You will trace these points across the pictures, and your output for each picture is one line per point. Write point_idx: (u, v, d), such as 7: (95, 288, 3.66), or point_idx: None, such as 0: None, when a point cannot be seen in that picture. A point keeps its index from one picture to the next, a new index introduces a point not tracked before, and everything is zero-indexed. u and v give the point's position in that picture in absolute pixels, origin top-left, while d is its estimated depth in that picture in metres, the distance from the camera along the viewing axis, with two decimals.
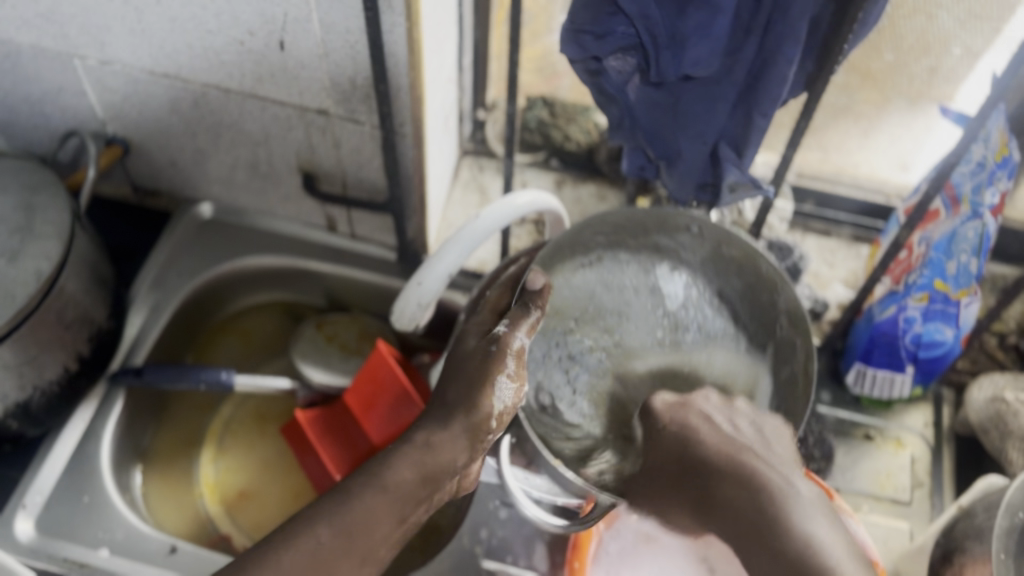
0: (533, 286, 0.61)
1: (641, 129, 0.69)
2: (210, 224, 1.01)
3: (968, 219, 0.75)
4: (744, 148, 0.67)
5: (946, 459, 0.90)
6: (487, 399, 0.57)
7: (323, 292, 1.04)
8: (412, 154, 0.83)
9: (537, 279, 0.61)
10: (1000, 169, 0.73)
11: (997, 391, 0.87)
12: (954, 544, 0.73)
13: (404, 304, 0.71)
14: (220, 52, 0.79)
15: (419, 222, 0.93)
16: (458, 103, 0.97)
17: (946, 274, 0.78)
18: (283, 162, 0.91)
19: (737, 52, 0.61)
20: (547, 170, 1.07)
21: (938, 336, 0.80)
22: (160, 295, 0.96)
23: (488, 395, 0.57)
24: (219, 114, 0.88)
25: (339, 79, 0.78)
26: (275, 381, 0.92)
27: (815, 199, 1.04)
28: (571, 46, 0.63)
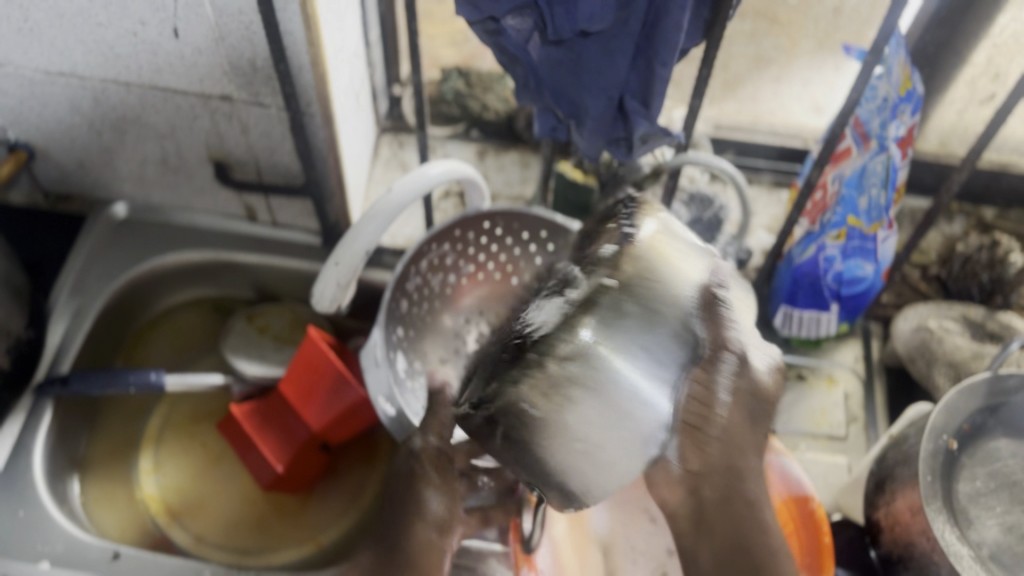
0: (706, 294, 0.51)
1: (546, 88, 0.69)
2: (127, 225, 0.99)
3: (875, 153, 0.77)
4: (649, 101, 0.67)
5: (877, 391, 0.92)
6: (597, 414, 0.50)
7: (250, 284, 1.03)
8: (323, 134, 0.82)
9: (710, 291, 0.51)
10: (904, 103, 0.74)
11: (921, 321, 0.90)
12: (885, 472, 0.74)
13: (323, 287, 0.71)
14: (113, 46, 0.77)
15: (340, 203, 0.92)
16: (371, 80, 0.96)
17: (859, 210, 0.80)
18: (194, 153, 0.89)
19: (630, 4, 0.61)
20: (468, 141, 1.06)
21: (859, 272, 0.83)
22: (81, 300, 0.93)
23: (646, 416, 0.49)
24: (122, 109, 0.85)
25: (239, 62, 0.76)
26: (208, 378, 0.91)
27: (735, 149, 1.04)
28: (466, 8, 0.63)
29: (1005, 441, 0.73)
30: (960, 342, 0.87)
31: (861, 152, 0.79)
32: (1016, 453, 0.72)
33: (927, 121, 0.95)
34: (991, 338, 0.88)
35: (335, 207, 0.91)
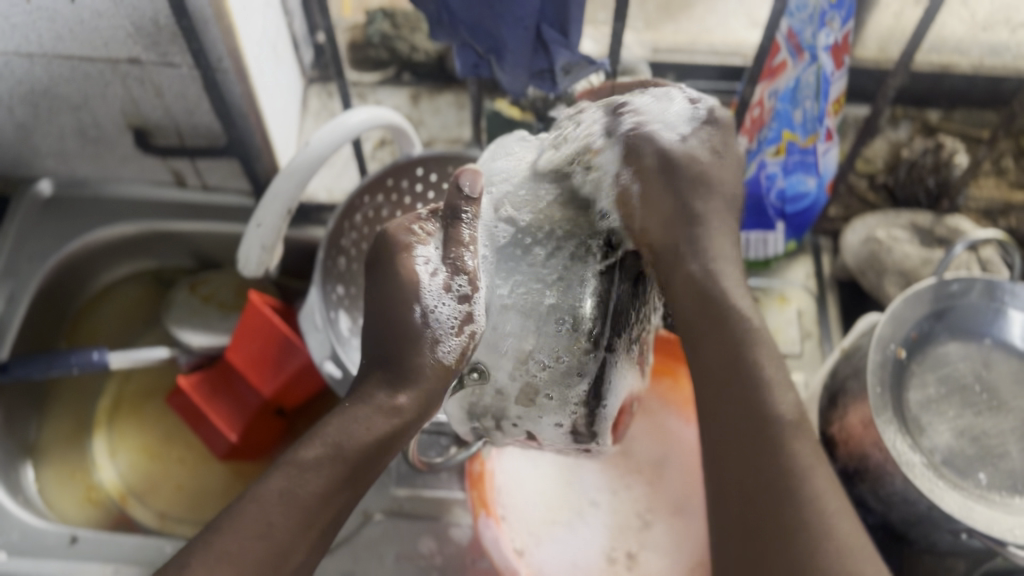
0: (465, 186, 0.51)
1: (461, 24, 0.66)
2: (54, 202, 0.95)
3: (807, 64, 0.75)
4: (567, 28, 0.64)
5: (831, 306, 0.92)
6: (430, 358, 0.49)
7: (190, 252, 1.00)
8: (240, 91, 0.78)
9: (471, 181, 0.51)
10: (834, 10, 0.71)
11: (869, 231, 0.89)
12: (838, 386, 0.74)
13: (248, 250, 0.69)
14: (7, 15, 0.73)
15: (269, 160, 0.88)
16: (291, 30, 0.92)
17: (794, 123, 0.79)
18: (111, 122, 0.86)
19: None
20: (400, 86, 1.02)
21: (802, 187, 0.83)
22: (14, 284, 0.90)
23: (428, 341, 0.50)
24: (28, 82, 0.81)
25: (141, 22, 0.73)
26: (152, 352, 0.89)
27: (675, 72, 1.01)
28: None
29: (954, 344, 0.73)
30: (909, 249, 0.87)
31: (794, 65, 0.76)
32: (965, 355, 0.72)
33: (864, 26, 0.92)
34: (940, 243, 0.87)
35: (264, 165, 0.88)
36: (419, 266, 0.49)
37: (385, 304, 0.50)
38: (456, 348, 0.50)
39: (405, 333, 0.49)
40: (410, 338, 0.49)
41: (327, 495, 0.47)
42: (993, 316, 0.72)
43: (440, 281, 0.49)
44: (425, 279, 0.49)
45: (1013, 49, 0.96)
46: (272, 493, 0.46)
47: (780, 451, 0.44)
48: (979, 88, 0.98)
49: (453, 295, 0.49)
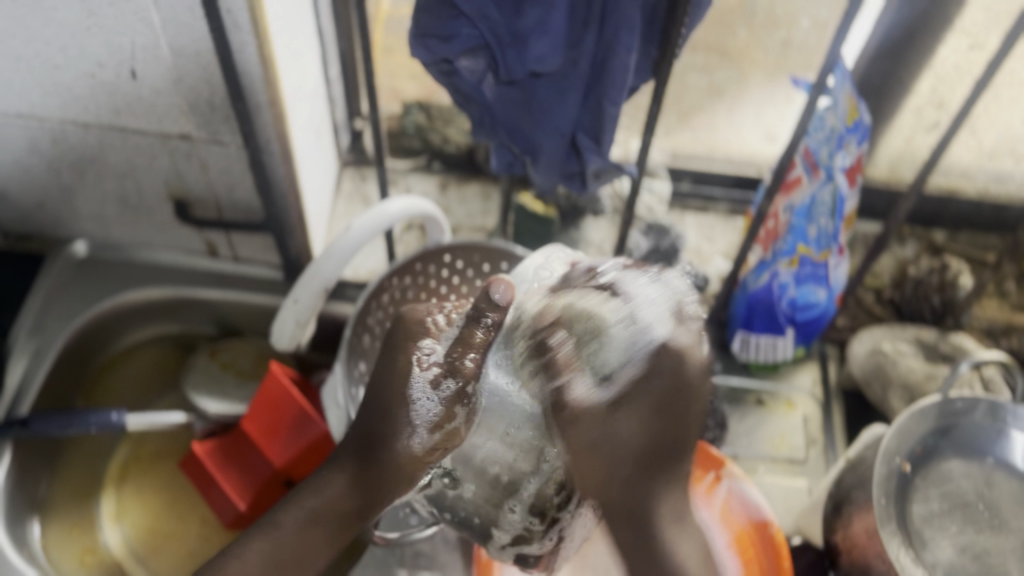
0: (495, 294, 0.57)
1: (501, 126, 0.70)
2: (87, 263, 0.98)
3: (823, 183, 0.79)
4: (601, 137, 0.68)
5: (835, 415, 0.94)
6: (405, 443, 0.57)
7: (213, 319, 1.03)
8: (283, 171, 0.83)
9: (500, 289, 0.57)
10: (851, 133, 0.77)
11: (875, 344, 0.92)
12: (843, 494, 0.76)
13: (282, 324, 0.72)
14: (71, 87, 0.77)
15: (301, 238, 0.92)
16: (332, 116, 0.97)
17: (809, 237, 0.82)
18: (153, 191, 0.90)
19: (579, 45, 0.63)
20: (430, 174, 1.07)
21: (813, 297, 0.85)
22: (41, 340, 0.92)
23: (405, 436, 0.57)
24: (80, 149, 0.85)
25: (197, 102, 0.77)
26: (169, 416, 0.91)
27: (692, 177, 1.06)
28: (419, 51, 0.63)
29: (956, 461, 0.74)
30: (913, 364, 0.90)
31: (810, 182, 0.81)
32: (968, 473, 0.74)
33: (877, 149, 0.97)
34: (944, 360, 0.90)
35: (296, 241, 0.92)
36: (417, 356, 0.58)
37: (385, 381, 0.58)
38: (423, 442, 0.58)
39: (387, 400, 0.57)
40: (391, 424, 0.57)
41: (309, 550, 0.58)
42: (995, 435, 0.74)
43: (430, 377, 0.57)
44: (416, 371, 0.57)
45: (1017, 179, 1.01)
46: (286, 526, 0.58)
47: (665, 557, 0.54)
48: (984, 213, 1.02)
49: (438, 393, 0.57)
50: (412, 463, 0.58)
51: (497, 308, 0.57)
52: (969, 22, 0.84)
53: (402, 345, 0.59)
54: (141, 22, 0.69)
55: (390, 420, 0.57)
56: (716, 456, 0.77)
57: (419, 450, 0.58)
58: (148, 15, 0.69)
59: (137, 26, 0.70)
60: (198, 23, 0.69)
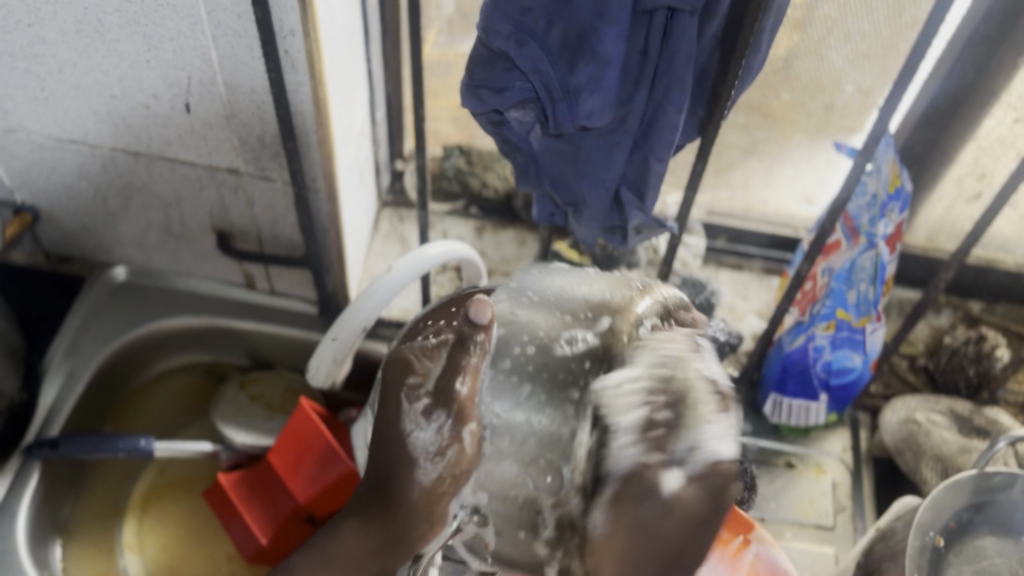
0: (477, 317, 0.49)
1: (546, 176, 0.71)
2: (126, 288, 1.00)
3: (864, 249, 0.80)
4: (644, 192, 0.69)
5: (865, 483, 0.92)
6: (412, 475, 0.49)
7: (245, 350, 1.04)
8: (326, 209, 0.84)
9: (482, 311, 0.50)
10: (892, 201, 0.77)
11: (909, 413, 0.91)
12: (873, 566, 0.74)
13: (319, 361, 0.72)
14: (125, 117, 0.79)
15: (338, 275, 0.93)
16: (375, 156, 0.99)
17: (847, 302, 0.82)
18: (196, 221, 0.91)
19: (629, 103, 0.63)
20: (467, 218, 1.08)
21: (848, 362, 0.84)
22: (75, 362, 0.93)
23: (413, 468, 0.49)
24: (128, 176, 0.87)
25: (247, 137, 0.78)
26: (196, 445, 0.91)
27: (727, 235, 1.10)
28: (472, 100, 0.64)
29: (991, 539, 0.73)
30: (947, 435, 0.88)
31: (850, 247, 0.82)
32: (1002, 552, 0.72)
33: (916, 216, 0.97)
34: (978, 433, 0.89)
35: (333, 278, 0.93)
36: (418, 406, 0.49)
37: (390, 425, 0.50)
38: (432, 472, 0.49)
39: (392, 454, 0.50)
40: (397, 465, 0.50)
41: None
42: None
43: (422, 407, 0.49)
44: (404, 404, 0.50)
45: None
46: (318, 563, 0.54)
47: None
48: (1023, 286, 1.02)
49: (432, 424, 0.49)
50: (427, 500, 0.49)
51: (477, 329, 0.50)
52: (1016, 96, 0.83)
53: (396, 384, 0.51)
54: (200, 58, 0.71)
55: (405, 467, 0.49)
56: (747, 521, 0.76)
57: (434, 483, 0.49)
58: (207, 51, 0.70)
59: (195, 61, 0.71)
60: (255, 61, 0.71)
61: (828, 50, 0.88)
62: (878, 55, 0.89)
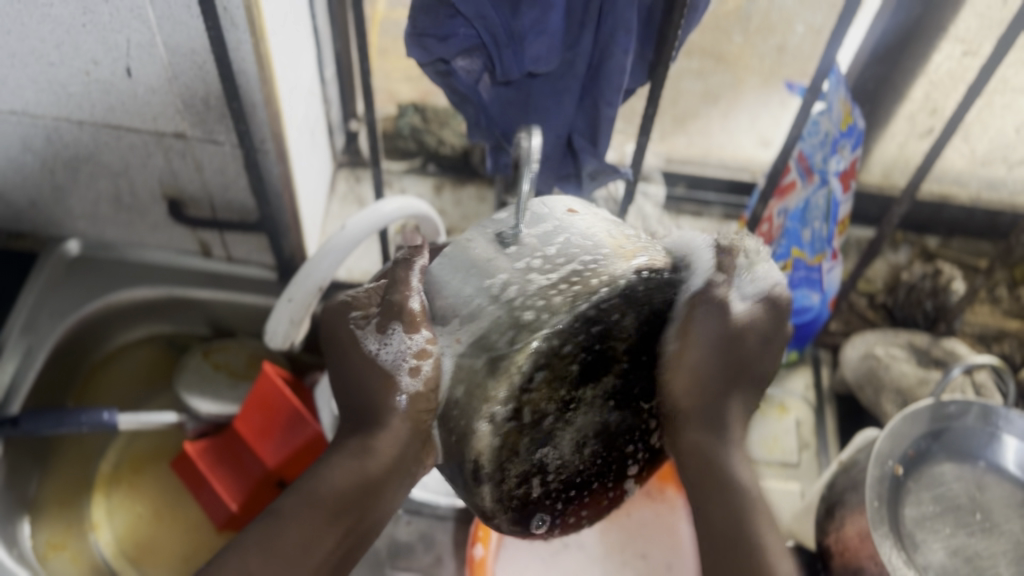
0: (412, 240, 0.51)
1: (497, 127, 0.69)
2: (79, 262, 0.97)
3: (818, 187, 0.80)
4: (596, 138, 0.68)
5: (828, 419, 0.94)
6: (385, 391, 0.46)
7: (206, 320, 1.03)
8: (277, 170, 0.83)
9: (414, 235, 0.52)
10: (845, 138, 0.77)
11: (868, 348, 0.92)
12: (835, 498, 0.75)
13: (275, 323, 0.72)
14: (65, 85, 0.77)
15: (295, 238, 0.92)
16: (327, 116, 0.97)
17: (803, 241, 0.83)
18: (146, 190, 0.89)
19: (575, 46, 0.63)
20: (425, 175, 1.08)
21: (807, 301, 0.85)
22: (32, 339, 0.91)
23: (386, 384, 0.46)
24: (73, 147, 0.84)
25: (192, 100, 0.77)
26: (161, 416, 0.90)
27: (686, 182, 1.06)
28: (416, 50, 0.63)
29: (949, 465, 0.75)
30: (906, 368, 0.90)
31: (804, 186, 0.82)
32: (960, 476, 0.74)
33: (870, 154, 0.98)
34: (936, 365, 0.91)
35: (290, 242, 0.92)
36: (354, 324, 0.48)
37: (341, 360, 0.48)
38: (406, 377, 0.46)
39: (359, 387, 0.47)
40: (362, 389, 0.46)
41: (313, 544, 0.44)
42: (987, 440, 0.75)
43: (375, 327, 0.47)
44: (365, 334, 0.47)
45: (1010, 186, 1.00)
46: (281, 538, 0.43)
47: (726, 470, 0.47)
48: (976, 220, 1.03)
49: (397, 337, 0.46)
50: (412, 420, 0.46)
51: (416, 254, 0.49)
52: (962, 28, 0.84)
53: (339, 328, 0.48)
54: (137, 20, 0.69)
55: (366, 390, 0.47)
56: None
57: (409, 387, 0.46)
58: (144, 12, 0.68)
59: (133, 23, 0.69)
60: (193, 20, 0.69)
61: None
62: None
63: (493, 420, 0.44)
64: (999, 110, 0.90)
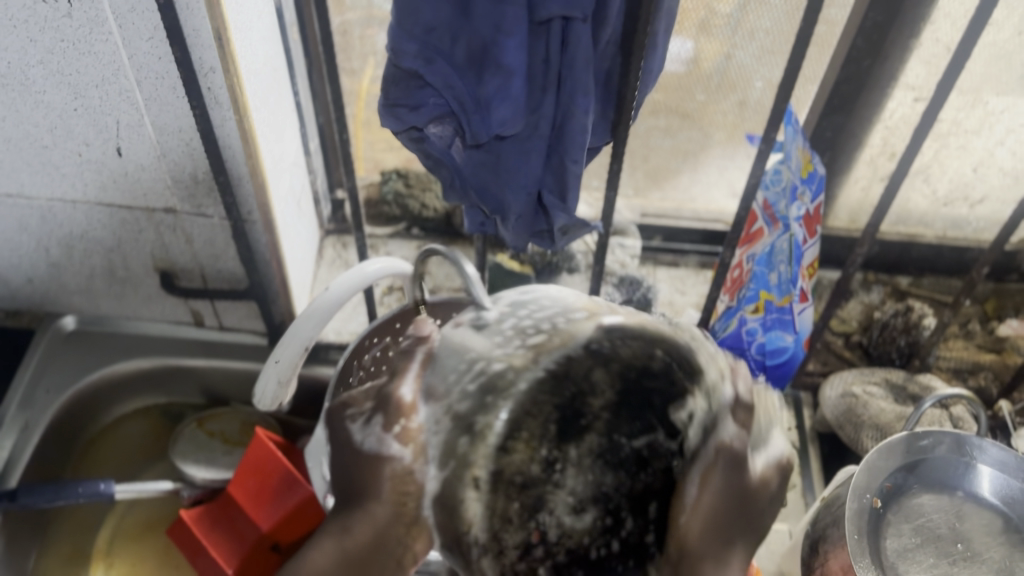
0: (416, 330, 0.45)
1: (471, 188, 0.73)
2: (75, 336, 1.00)
3: (782, 232, 0.83)
4: (565, 195, 0.71)
5: (812, 459, 0.96)
6: (386, 468, 0.39)
7: (199, 389, 1.05)
8: (264, 239, 0.86)
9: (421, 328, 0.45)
10: (806, 184, 0.80)
11: (846, 387, 0.95)
12: (818, 534, 0.77)
13: (264, 385, 0.70)
14: (59, 166, 0.80)
15: (285, 304, 0.95)
16: (313, 185, 1.02)
17: (770, 284, 0.86)
18: (139, 264, 0.92)
19: (539, 108, 0.66)
20: (410, 238, 1.12)
21: (780, 342, 0.87)
22: (29, 414, 0.94)
23: (376, 462, 0.39)
24: (68, 225, 0.88)
25: (180, 176, 0.81)
26: (157, 484, 0.92)
27: (662, 235, 1.13)
28: (390, 120, 0.67)
29: (927, 496, 0.76)
30: (883, 405, 0.92)
31: (770, 232, 0.86)
32: (940, 508, 0.76)
33: (836, 199, 1.02)
34: (913, 401, 0.93)
35: (279, 307, 0.95)
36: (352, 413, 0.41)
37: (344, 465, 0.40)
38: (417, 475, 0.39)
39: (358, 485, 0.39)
40: (362, 470, 0.39)
41: None
42: (963, 470, 0.77)
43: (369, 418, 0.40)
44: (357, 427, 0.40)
45: (974, 223, 1.03)
46: None
47: None
48: (945, 258, 1.07)
49: (377, 427, 0.40)
50: (396, 512, 0.38)
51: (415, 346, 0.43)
52: (912, 76, 0.88)
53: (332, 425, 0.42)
54: (126, 102, 0.73)
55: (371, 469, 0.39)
56: None
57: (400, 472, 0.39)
58: (132, 94, 0.73)
59: (122, 105, 0.73)
60: (179, 102, 0.73)
61: (734, 50, 0.91)
62: (783, 50, 0.91)
63: (534, 456, 0.39)
64: (955, 150, 0.94)
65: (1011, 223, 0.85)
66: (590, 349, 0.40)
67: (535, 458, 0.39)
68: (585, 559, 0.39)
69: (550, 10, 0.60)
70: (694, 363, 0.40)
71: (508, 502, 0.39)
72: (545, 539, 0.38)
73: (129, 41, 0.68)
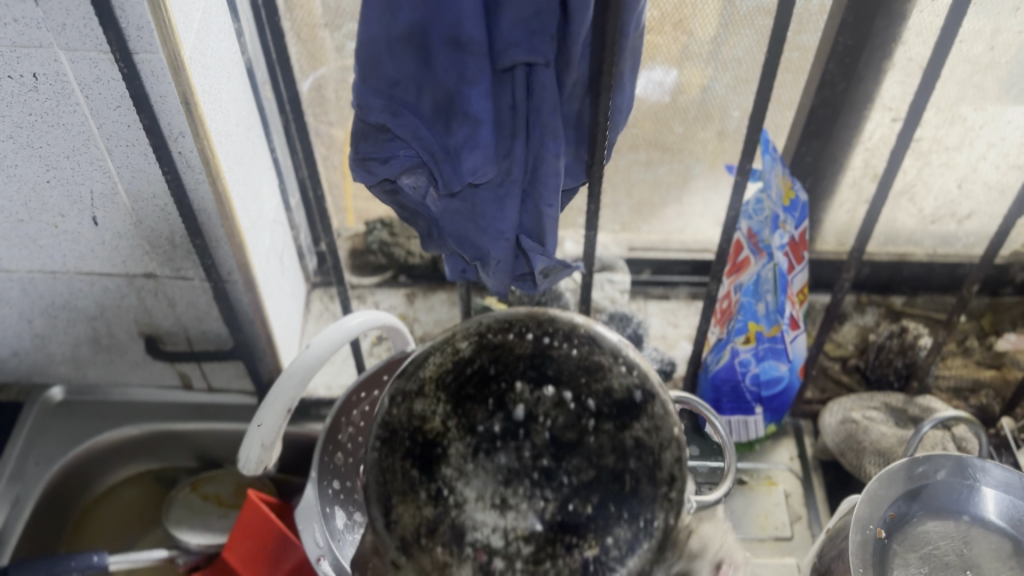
0: None
1: (448, 235, 0.72)
2: (66, 407, 1.00)
3: (766, 261, 0.84)
4: (543, 239, 0.71)
5: (817, 488, 0.95)
6: None
7: (192, 452, 1.04)
8: (246, 299, 0.85)
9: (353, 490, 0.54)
10: (788, 212, 0.79)
11: (846, 413, 0.93)
12: (824, 567, 0.75)
13: (247, 450, 0.64)
14: (35, 239, 0.80)
15: (272, 361, 0.94)
16: (296, 240, 1.01)
17: (759, 315, 0.86)
18: (123, 330, 0.92)
19: (509, 155, 0.65)
20: (397, 286, 1.12)
21: (775, 371, 0.87)
22: (21, 487, 0.93)
23: None
24: (49, 296, 0.87)
25: (157, 241, 0.80)
26: (150, 552, 0.89)
27: (651, 268, 1.16)
28: (361, 173, 0.66)
29: (931, 524, 0.74)
30: (884, 429, 0.90)
31: (756, 261, 0.86)
32: (946, 534, 0.74)
33: (822, 223, 1.01)
34: (914, 423, 0.91)
35: (267, 365, 0.94)
36: None
37: None
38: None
39: None
40: None
41: None
42: (967, 493, 0.75)
43: None
44: None
45: (963, 239, 1.02)
46: None
47: None
48: (937, 274, 1.06)
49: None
50: None
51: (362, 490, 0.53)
52: (889, 97, 0.88)
53: None
54: (98, 171, 0.73)
55: None
56: None
57: None
58: (104, 164, 0.72)
59: (94, 175, 0.73)
60: (151, 168, 0.73)
61: (709, 81, 0.91)
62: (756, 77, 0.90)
63: (421, 512, 0.42)
64: (938, 167, 0.94)
65: (999, 238, 0.84)
66: (433, 408, 0.44)
67: (423, 502, 0.42)
68: (542, 548, 0.40)
69: (512, 57, 0.60)
70: (539, 385, 0.44)
71: (428, 553, 0.41)
72: (491, 550, 0.40)
73: (97, 112, 0.68)
